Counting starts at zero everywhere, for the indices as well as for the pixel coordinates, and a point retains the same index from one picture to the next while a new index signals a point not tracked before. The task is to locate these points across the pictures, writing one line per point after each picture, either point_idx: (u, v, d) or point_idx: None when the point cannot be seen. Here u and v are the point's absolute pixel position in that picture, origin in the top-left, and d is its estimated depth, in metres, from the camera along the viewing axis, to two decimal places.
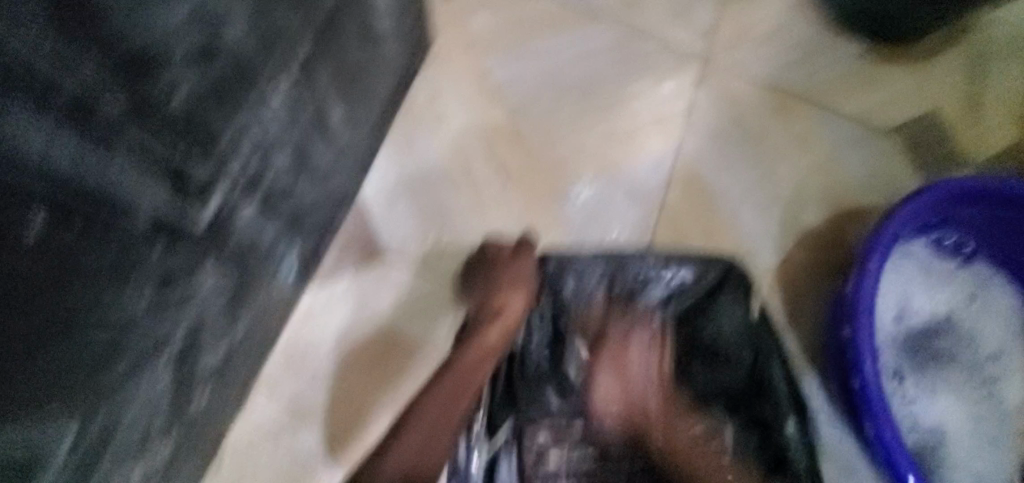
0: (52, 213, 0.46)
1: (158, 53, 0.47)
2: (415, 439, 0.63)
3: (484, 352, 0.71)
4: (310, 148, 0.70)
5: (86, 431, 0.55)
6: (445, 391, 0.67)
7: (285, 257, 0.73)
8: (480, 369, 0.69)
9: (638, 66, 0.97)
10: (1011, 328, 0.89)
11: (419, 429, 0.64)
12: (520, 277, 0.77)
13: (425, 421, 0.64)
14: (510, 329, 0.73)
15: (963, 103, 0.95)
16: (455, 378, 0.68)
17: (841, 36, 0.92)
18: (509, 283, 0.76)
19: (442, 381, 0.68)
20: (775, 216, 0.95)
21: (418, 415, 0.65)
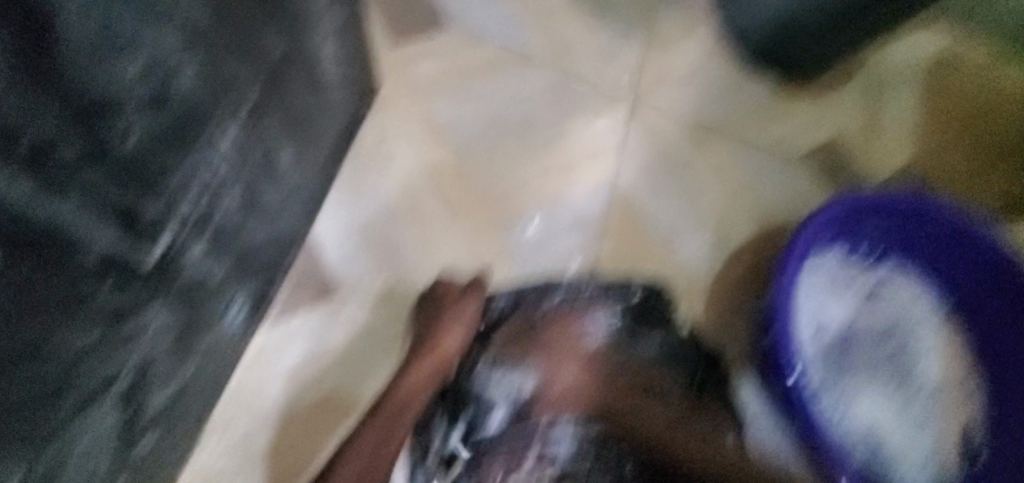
0: (8, 252, 0.43)
1: (113, 102, 0.46)
2: (359, 465, 0.74)
3: (417, 386, 0.78)
4: (260, 189, 0.67)
5: (35, 470, 0.50)
6: (382, 422, 0.76)
7: (232, 300, 0.70)
8: (413, 400, 0.77)
9: (573, 105, 1.06)
10: (917, 319, 0.98)
11: (352, 463, 0.74)
12: (462, 315, 0.82)
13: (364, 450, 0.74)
14: (444, 362, 0.80)
15: (861, 131, 1.14)
16: (389, 411, 0.77)
17: (747, 84, 1.13)
18: (449, 320, 0.82)
19: (375, 420, 0.76)
20: (709, 235, 1.04)
21: (357, 448, 0.75)
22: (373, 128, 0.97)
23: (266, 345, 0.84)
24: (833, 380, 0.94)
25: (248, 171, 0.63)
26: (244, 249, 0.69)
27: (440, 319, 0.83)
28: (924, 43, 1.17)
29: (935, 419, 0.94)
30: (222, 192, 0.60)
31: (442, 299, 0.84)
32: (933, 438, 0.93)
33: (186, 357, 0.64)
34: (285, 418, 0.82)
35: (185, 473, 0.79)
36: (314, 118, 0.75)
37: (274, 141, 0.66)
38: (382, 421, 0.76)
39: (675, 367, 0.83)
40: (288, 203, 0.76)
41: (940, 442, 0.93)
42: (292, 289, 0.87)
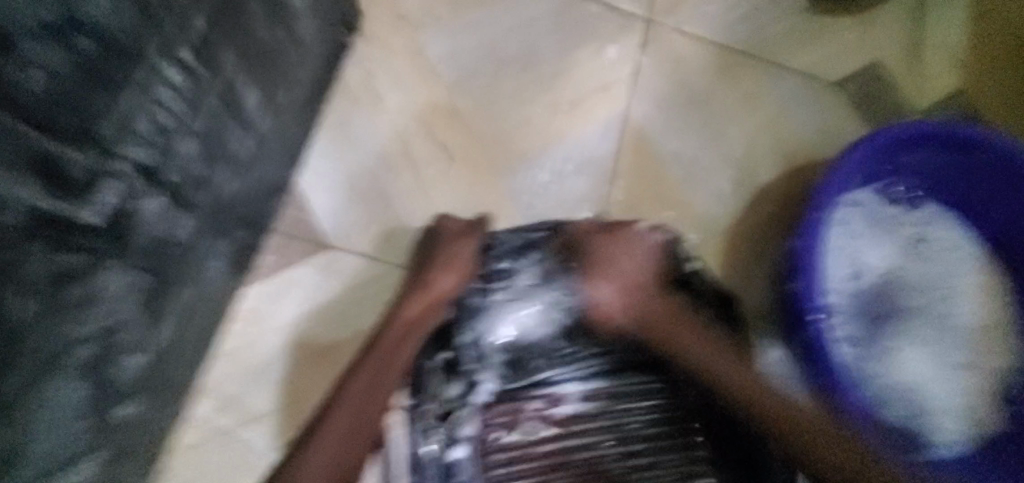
0: None
1: (6, 29, 0.37)
2: (346, 422, 0.65)
3: (405, 331, 0.71)
4: (222, 135, 0.60)
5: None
6: (367, 374, 0.68)
7: (207, 257, 0.65)
8: (400, 350, 0.69)
9: (582, 31, 0.95)
10: (961, 261, 0.90)
11: (345, 414, 0.65)
12: (456, 258, 0.75)
13: (352, 403, 0.66)
14: (434, 306, 0.72)
15: (904, 54, 1.02)
16: (377, 359, 0.69)
17: (777, 2, 1.01)
18: (442, 264, 0.74)
19: (361, 372, 0.68)
20: (730, 174, 0.95)
21: (342, 402, 0.66)
22: (358, 65, 0.88)
23: (253, 304, 0.79)
24: (865, 330, 0.87)
25: (207, 114, 0.56)
26: (212, 204, 0.62)
27: (428, 267, 0.75)
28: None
29: (978, 368, 0.87)
30: (177, 138, 0.53)
31: (435, 241, 0.78)
32: (973, 383, 0.87)
33: (158, 321, 0.60)
34: (279, 378, 0.78)
35: (179, 437, 0.76)
36: (284, 52, 0.66)
37: (236, 80, 0.58)
38: (370, 373, 0.68)
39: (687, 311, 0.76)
40: (262, 151, 0.69)
41: (980, 387, 0.87)
42: (278, 243, 0.81)
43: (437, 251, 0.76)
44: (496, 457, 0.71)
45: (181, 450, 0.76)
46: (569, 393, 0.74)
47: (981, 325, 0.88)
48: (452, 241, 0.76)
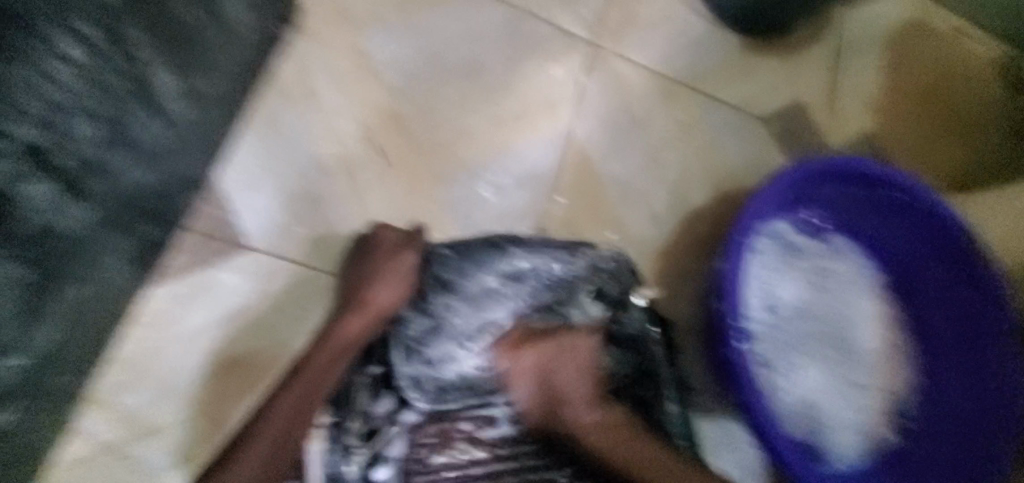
0: None
1: None
2: (270, 443, 0.62)
3: (336, 352, 0.67)
4: (127, 117, 0.55)
5: None
6: (297, 392, 0.64)
7: (103, 251, 0.59)
8: (330, 369, 0.66)
9: (527, 47, 0.96)
10: (857, 289, 0.96)
11: (269, 434, 0.62)
12: (394, 273, 0.71)
13: (278, 422, 0.63)
14: (372, 323, 0.69)
15: (822, 95, 1.10)
16: (308, 376, 0.65)
17: (711, 38, 1.06)
18: (381, 278, 0.71)
19: (289, 392, 0.64)
20: (663, 197, 0.98)
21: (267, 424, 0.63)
22: (295, 61, 0.85)
23: (160, 307, 0.73)
24: (779, 355, 0.91)
25: (108, 93, 0.52)
26: (111, 194, 0.57)
27: (364, 285, 0.72)
28: (889, 8, 1.15)
29: (871, 389, 0.93)
30: (69, 116, 0.49)
31: (373, 249, 0.74)
32: (875, 404, 0.93)
33: (38, 319, 0.53)
34: (184, 388, 0.72)
35: (62, 452, 0.68)
36: (207, 37, 0.62)
37: (146, 60, 0.54)
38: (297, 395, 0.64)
39: (621, 335, 0.76)
40: (177, 140, 0.64)
41: (880, 407, 0.93)
42: (194, 240, 0.75)
43: (374, 266, 0.73)
44: (422, 478, 0.68)
45: (65, 467, 0.68)
46: (501, 415, 0.73)
47: (880, 346, 0.95)
48: (392, 256, 0.72)
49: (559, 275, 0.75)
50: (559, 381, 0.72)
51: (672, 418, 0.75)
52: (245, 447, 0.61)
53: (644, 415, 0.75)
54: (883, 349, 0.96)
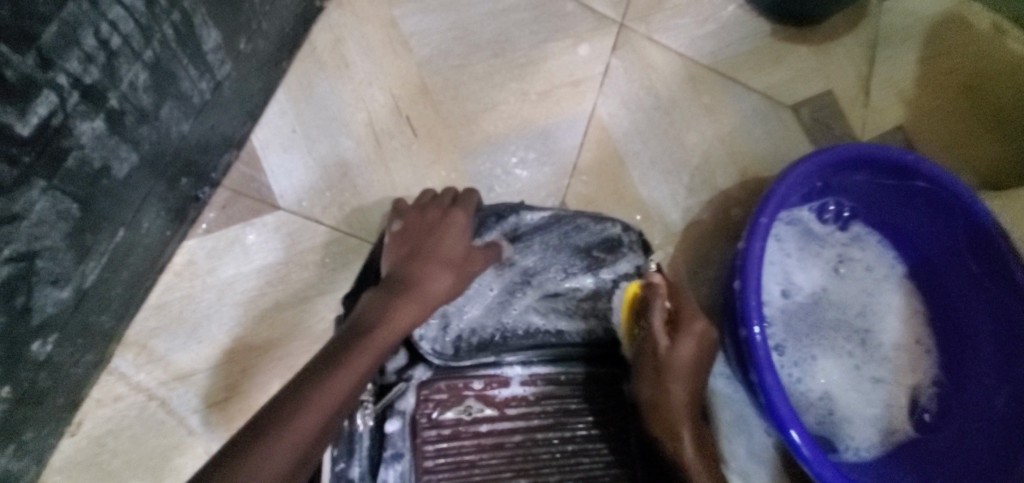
0: None
1: None
2: (334, 396, 0.58)
3: (415, 310, 0.67)
4: (173, 70, 0.57)
5: None
6: (371, 343, 0.63)
7: (146, 198, 0.62)
8: (403, 323, 0.65)
9: (557, 26, 0.97)
10: (881, 281, 0.98)
11: (332, 391, 0.58)
12: (461, 241, 0.75)
13: (347, 372, 0.60)
14: (447, 286, 0.71)
15: (852, 86, 1.09)
16: (376, 328, 0.64)
17: (741, 24, 1.06)
18: (452, 243, 0.74)
19: (357, 353, 0.61)
20: (685, 180, 0.98)
21: (334, 375, 0.59)
22: (329, 30, 0.87)
23: (191, 259, 0.76)
24: (793, 344, 0.93)
25: (158, 44, 0.54)
26: (155, 143, 0.59)
27: (422, 239, 0.74)
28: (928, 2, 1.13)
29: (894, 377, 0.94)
30: (121, 60, 0.51)
31: (432, 212, 0.77)
32: (889, 397, 0.93)
33: (84, 257, 0.56)
34: (210, 337, 0.75)
35: (96, 389, 0.72)
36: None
37: (197, 17, 0.57)
38: (367, 360, 0.62)
39: None
40: (218, 97, 0.67)
41: (896, 401, 0.93)
42: (226, 197, 0.78)
43: (430, 224, 0.76)
44: (431, 434, 0.68)
45: (97, 403, 0.71)
46: (513, 377, 0.71)
47: (900, 338, 0.96)
48: (442, 214, 0.77)
49: (569, 241, 0.79)
50: (570, 344, 0.74)
51: None
52: (304, 395, 0.57)
53: None
54: (905, 343, 0.96)
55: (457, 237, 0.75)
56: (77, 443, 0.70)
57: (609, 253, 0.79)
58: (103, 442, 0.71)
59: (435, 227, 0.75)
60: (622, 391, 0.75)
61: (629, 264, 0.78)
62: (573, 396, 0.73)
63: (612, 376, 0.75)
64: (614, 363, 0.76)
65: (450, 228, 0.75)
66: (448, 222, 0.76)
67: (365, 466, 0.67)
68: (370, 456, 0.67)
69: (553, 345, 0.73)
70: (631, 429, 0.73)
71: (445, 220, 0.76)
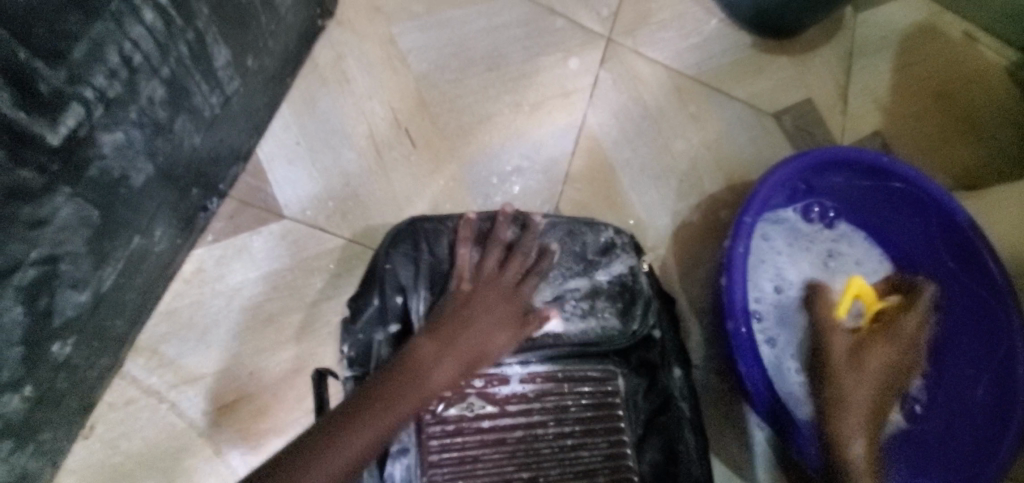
0: None
1: None
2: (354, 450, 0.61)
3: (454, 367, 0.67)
4: (188, 85, 0.61)
5: None
6: (399, 399, 0.64)
7: (159, 207, 0.65)
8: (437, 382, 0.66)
9: (548, 41, 1.02)
10: (868, 275, 1.01)
11: (354, 446, 0.61)
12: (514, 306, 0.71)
13: (370, 429, 0.62)
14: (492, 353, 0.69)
15: (831, 94, 1.14)
16: (409, 383, 0.65)
17: (723, 37, 1.11)
18: (506, 308, 0.71)
19: (396, 404, 0.64)
20: (674, 185, 1.02)
21: (356, 429, 0.62)
22: (330, 47, 0.91)
23: (200, 267, 0.79)
24: (785, 339, 0.96)
25: (175, 61, 0.57)
26: (169, 154, 0.63)
27: (484, 299, 0.71)
28: (899, 15, 1.19)
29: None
30: (141, 76, 0.54)
31: (488, 273, 0.72)
32: None
33: (103, 262, 0.59)
34: (219, 342, 0.77)
35: (109, 394, 0.74)
36: (259, 18, 0.68)
37: (209, 36, 0.60)
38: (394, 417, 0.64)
39: (630, 310, 0.78)
40: (226, 111, 0.70)
41: None
42: (233, 207, 0.81)
43: (508, 286, 0.72)
44: (435, 429, 0.71)
45: (109, 407, 0.73)
46: (512, 375, 0.74)
47: None
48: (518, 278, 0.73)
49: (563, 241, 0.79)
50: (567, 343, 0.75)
51: (675, 383, 0.78)
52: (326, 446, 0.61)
53: (651, 379, 0.78)
54: None
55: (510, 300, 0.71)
56: (89, 447, 0.72)
57: (603, 255, 0.79)
58: (115, 445, 0.73)
59: (496, 290, 0.71)
60: (620, 388, 0.76)
61: (622, 266, 0.79)
62: (572, 392, 0.75)
63: (609, 372, 0.76)
64: (611, 359, 0.76)
65: (510, 293, 0.72)
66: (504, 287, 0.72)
67: (371, 461, 0.70)
68: (375, 451, 0.70)
69: (552, 345, 0.74)
70: (629, 423, 0.75)
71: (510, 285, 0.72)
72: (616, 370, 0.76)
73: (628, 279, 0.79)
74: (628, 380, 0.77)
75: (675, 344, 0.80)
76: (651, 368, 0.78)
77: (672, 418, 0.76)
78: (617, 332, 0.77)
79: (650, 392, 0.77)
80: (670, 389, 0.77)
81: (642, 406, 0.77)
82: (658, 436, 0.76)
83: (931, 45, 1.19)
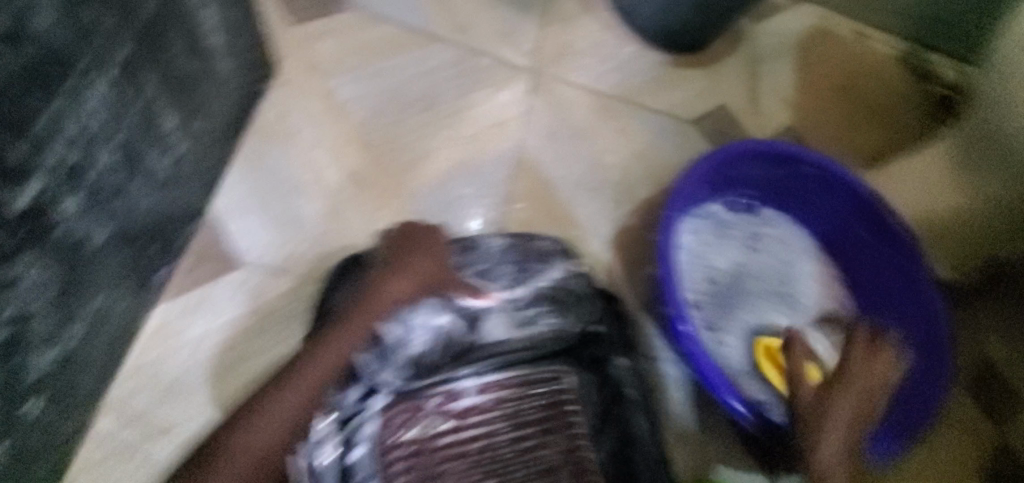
0: None
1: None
2: (298, 391, 0.74)
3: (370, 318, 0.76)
4: (140, 151, 0.67)
5: None
6: (325, 352, 0.75)
7: (119, 266, 0.70)
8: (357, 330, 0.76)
9: (479, 79, 1.11)
10: (793, 252, 1.11)
11: (299, 388, 0.74)
12: (428, 262, 0.79)
13: (307, 373, 0.75)
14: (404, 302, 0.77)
15: (741, 98, 1.26)
16: (331, 338, 0.75)
17: (637, 57, 1.23)
18: (419, 266, 0.78)
19: (325, 352, 0.75)
20: (609, 194, 1.11)
21: (298, 375, 0.75)
22: (274, 106, 0.99)
23: (165, 322, 0.83)
24: (722, 320, 1.04)
25: (126, 130, 0.64)
26: (126, 215, 0.68)
27: (403, 258, 0.78)
28: (791, 23, 1.34)
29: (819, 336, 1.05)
30: (97, 146, 0.60)
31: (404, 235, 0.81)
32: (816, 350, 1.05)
33: (68, 321, 0.64)
34: (187, 390, 0.81)
35: (85, 448, 0.78)
36: (202, 86, 0.75)
37: (156, 106, 0.67)
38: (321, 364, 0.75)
39: (574, 308, 0.83)
40: (178, 172, 0.76)
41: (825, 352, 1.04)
42: (192, 262, 0.86)
43: (426, 248, 0.79)
44: (395, 452, 0.77)
45: (86, 462, 0.77)
46: (467, 388, 0.80)
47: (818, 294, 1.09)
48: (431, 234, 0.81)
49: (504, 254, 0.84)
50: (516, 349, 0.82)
51: (622, 375, 0.81)
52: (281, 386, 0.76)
53: (599, 374, 0.83)
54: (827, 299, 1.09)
55: (426, 261, 0.78)
56: None
57: (541, 263, 0.84)
58: None
59: (413, 246, 0.79)
60: (571, 384, 0.82)
61: (559, 273, 0.84)
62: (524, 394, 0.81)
63: (557, 372, 0.83)
64: (557, 359, 0.83)
65: (427, 250, 0.79)
66: (421, 247, 0.79)
67: None
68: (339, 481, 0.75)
69: (500, 354, 0.82)
70: (584, 415, 0.82)
71: (428, 242, 0.80)
72: (566, 367, 0.83)
73: (568, 282, 0.84)
74: (579, 377, 0.83)
75: (619, 336, 0.83)
76: (597, 360, 0.83)
77: (624, 407, 0.80)
78: (559, 332, 0.83)
79: (600, 385, 0.83)
80: (614, 380, 0.82)
81: (594, 400, 0.83)
82: (611, 425, 0.82)
83: (823, 46, 1.34)
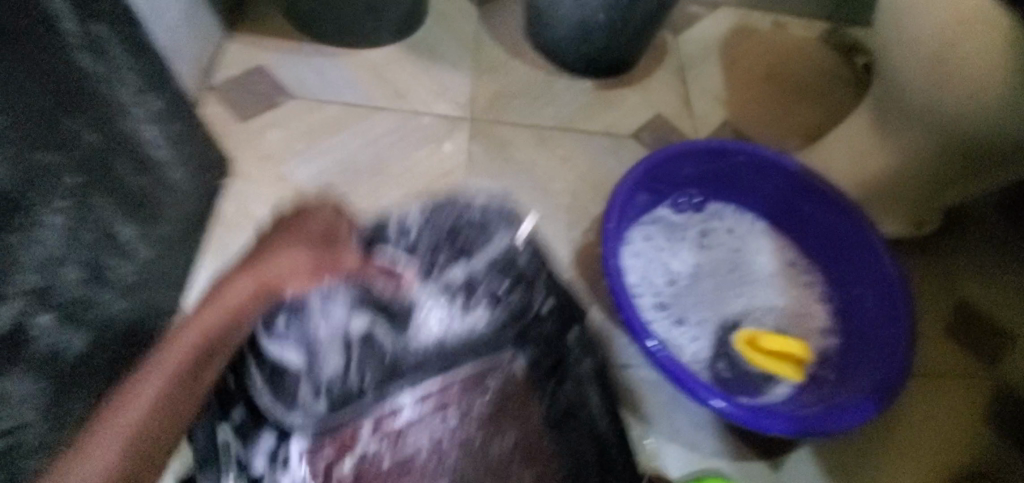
0: None
1: None
2: (147, 402, 0.61)
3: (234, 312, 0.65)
4: (103, 264, 0.74)
5: None
6: (189, 341, 0.63)
7: (98, 372, 0.76)
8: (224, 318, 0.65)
9: (421, 136, 1.20)
10: (743, 238, 1.16)
11: (152, 383, 0.61)
12: (321, 240, 0.72)
13: (163, 369, 0.62)
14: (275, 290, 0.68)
15: (672, 104, 1.34)
16: (189, 345, 0.63)
17: (566, 88, 1.31)
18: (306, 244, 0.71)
19: (184, 355, 0.63)
20: (561, 218, 1.16)
21: (144, 379, 0.61)
22: (235, 198, 1.07)
23: None
24: (688, 316, 1.08)
25: (88, 248, 0.71)
26: (99, 324, 0.75)
27: (284, 240, 0.71)
28: (706, 29, 1.43)
29: (776, 312, 1.10)
30: (63, 267, 0.67)
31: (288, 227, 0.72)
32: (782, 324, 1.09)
33: (56, 427, 0.71)
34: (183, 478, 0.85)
35: None
36: (155, 196, 0.83)
37: (112, 223, 0.75)
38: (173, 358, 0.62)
39: (532, 295, 0.80)
40: (144, 277, 0.83)
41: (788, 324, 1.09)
42: None
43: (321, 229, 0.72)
44: None
45: None
46: (405, 405, 0.71)
47: (774, 268, 1.14)
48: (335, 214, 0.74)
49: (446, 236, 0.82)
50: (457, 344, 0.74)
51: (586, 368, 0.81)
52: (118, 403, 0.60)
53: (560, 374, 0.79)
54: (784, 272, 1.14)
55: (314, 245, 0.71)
56: None
57: (480, 236, 0.83)
58: None
59: (312, 224, 0.72)
60: (517, 372, 0.76)
61: (501, 240, 0.82)
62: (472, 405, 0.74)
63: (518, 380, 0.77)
64: (517, 360, 0.77)
65: (316, 227, 0.72)
66: (311, 232, 0.72)
67: None
68: None
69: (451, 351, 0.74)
70: (542, 409, 0.77)
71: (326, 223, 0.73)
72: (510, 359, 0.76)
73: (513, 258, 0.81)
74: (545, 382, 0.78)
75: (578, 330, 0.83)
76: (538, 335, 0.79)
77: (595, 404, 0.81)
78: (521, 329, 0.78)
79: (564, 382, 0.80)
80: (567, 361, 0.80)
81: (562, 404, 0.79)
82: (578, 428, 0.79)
83: (741, 44, 1.43)
